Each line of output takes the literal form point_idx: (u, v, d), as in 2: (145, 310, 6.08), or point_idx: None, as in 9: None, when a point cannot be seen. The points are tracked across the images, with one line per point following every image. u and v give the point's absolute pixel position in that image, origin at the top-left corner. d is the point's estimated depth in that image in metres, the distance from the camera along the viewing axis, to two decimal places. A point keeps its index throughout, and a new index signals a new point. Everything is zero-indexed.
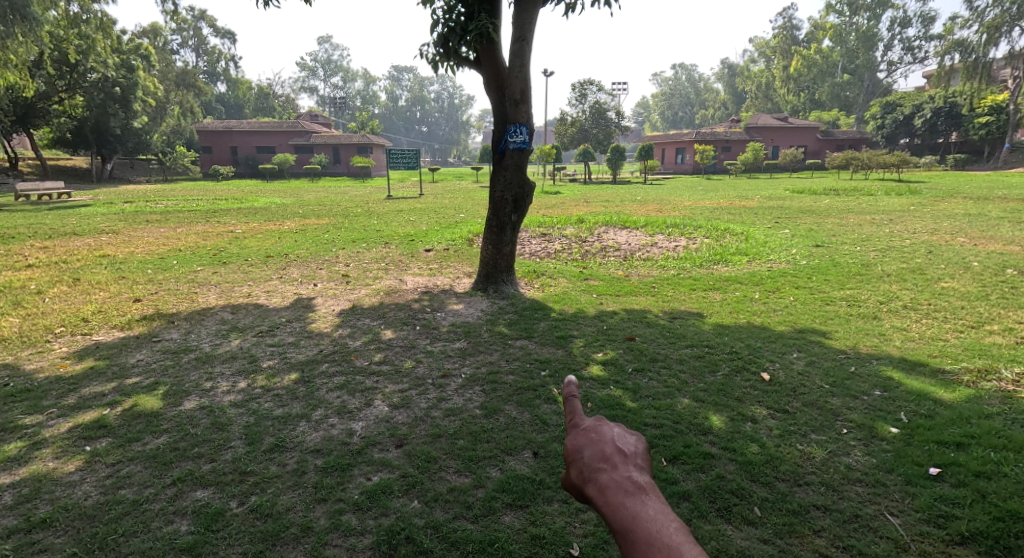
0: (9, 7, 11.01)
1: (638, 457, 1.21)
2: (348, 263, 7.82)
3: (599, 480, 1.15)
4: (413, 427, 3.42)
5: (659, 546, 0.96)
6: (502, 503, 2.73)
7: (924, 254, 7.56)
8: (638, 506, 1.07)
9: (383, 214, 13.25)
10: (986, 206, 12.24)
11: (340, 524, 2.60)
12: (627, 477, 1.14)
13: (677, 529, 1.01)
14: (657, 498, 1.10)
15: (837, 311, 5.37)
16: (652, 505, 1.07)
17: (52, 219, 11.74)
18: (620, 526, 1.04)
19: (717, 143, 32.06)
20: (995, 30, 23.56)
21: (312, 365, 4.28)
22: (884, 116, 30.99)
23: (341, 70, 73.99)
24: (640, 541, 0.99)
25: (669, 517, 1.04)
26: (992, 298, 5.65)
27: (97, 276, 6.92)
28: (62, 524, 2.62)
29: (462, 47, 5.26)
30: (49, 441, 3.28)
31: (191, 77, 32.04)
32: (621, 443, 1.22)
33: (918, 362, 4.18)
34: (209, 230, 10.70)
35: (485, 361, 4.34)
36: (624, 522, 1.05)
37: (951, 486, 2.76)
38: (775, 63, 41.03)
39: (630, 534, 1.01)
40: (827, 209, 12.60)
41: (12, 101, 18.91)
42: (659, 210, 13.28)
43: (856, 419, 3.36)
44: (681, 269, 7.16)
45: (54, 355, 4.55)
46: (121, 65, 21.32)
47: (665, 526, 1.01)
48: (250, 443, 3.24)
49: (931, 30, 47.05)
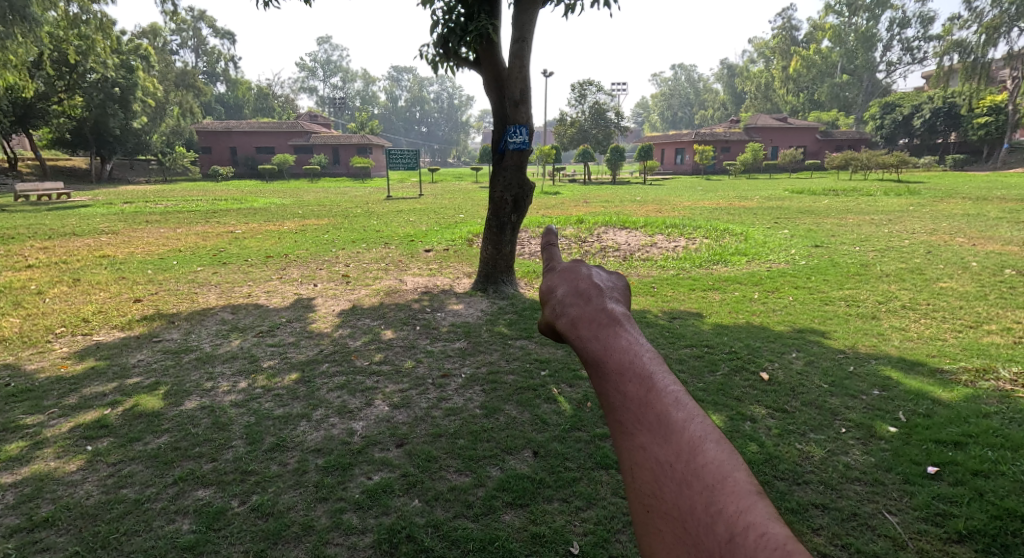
0: (9, 7, 11.01)
1: (618, 296, 1.14)
2: (348, 263, 7.85)
3: (575, 317, 1.09)
4: (413, 426, 3.43)
5: (632, 374, 0.90)
6: (503, 502, 2.74)
7: (923, 255, 7.59)
8: (614, 333, 1.00)
9: (383, 214, 13.27)
10: (985, 206, 12.29)
11: (341, 523, 2.61)
12: (604, 309, 1.07)
13: (653, 357, 0.95)
14: (632, 327, 1.03)
15: (836, 311, 5.39)
16: (629, 333, 1.00)
17: (51, 219, 11.75)
18: (593, 355, 0.98)
19: (716, 143, 32.09)
20: (994, 30, 23.61)
21: (312, 365, 4.29)
22: (883, 117, 31.03)
23: (340, 71, 74.00)
24: (612, 369, 0.93)
25: (646, 345, 0.97)
26: (991, 298, 5.66)
27: (97, 276, 6.93)
28: (63, 523, 2.62)
29: (462, 48, 5.28)
30: (49, 441, 3.29)
31: (192, 77, 32.10)
32: (601, 286, 1.15)
33: (916, 361, 4.20)
34: (209, 231, 10.71)
35: (485, 360, 4.36)
36: (596, 350, 0.99)
37: (948, 484, 2.77)
38: (775, 64, 41.10)
39: (603, 362, 0.95)
40: (827, 210, 12.62)
41: (12, 102, 18.91)
42: (658, 211, 13.30)
43: (854, 419, 3.37)
44: (680, 269, 7.18)
45: (54, 356, 4.56)
46: (120, 65, 21.32)
47: (640, 354, 0.95)
48: (251, 443, 3.25)
49: (930, 31, 47.12)
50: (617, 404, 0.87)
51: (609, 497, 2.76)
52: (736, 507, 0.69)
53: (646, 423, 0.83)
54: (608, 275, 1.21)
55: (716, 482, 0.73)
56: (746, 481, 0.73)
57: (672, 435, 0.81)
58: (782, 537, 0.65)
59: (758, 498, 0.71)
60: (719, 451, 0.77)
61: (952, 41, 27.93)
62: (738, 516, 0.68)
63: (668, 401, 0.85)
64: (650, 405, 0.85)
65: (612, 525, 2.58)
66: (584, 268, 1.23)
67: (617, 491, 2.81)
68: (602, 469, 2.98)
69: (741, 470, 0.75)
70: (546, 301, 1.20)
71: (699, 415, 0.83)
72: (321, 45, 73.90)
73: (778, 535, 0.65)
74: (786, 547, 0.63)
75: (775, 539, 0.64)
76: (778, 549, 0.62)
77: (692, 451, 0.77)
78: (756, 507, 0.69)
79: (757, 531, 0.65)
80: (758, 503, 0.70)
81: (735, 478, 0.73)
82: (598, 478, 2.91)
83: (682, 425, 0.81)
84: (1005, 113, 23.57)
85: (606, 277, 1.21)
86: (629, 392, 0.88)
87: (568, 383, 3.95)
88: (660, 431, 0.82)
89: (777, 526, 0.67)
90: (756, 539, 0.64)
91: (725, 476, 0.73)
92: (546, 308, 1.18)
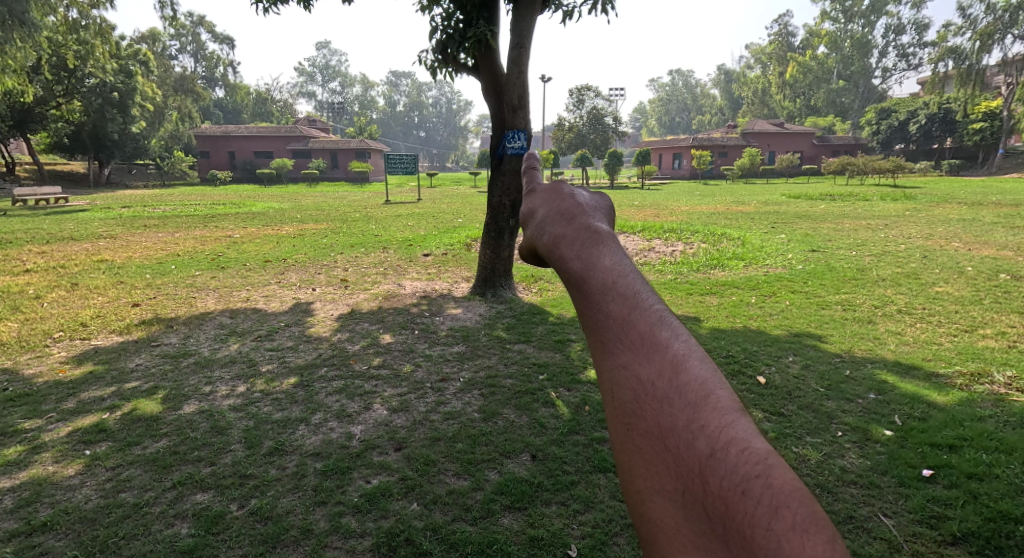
0: (9, 12, 10.98)
1: (602, 219, 1.18)
2: (347, 267, 7.85)
3: (560, 238, 1.13)
4: (412, 430, 3.44)
5: (615, 294, 0.95)
6: (501, 505, 2.75)
7: (919, 259, 7.64)
8: (598, 254, 1.04)
9: (381, 219, 13.29)
10: (981, 212, 12.37)
11: (340, 527, 2.62)
12: (589, 232, 1.10)
13: (639, 277, 0.99)
14: (617, 246, 1.07)
15: (832, 315, 5.41)
16: (611, 253, 1.04)
17: (49, 223, 11.74)
18: (576, 274, 1.02)
19: (714, 148, 32.13)
20: (988, 37, 23.92)
21: (311, 370, 4.30)
22: (879, 122, 31.29)
23: (339, 75, 74.15)
24: (595, 289, 0.97)
25: (628, 265, 1.01)
26: (985, 301, 5.71)
27: (96, 281, 6.93)
28: (62, 527, 2.62)
29: (460, 54, 5.34)
30: (48, 445, 3.29)
31: (190, 82, 32.63)
32: (584, 210, 1.19)
33: (912, 366, 4.23)
34: (207, 235, 10.70)
35: (483, 365, 4.37)
36: (579, 269, 1.03)
37: (942, 487, 2.79)
38: (772, 69, 41.35)
39: (586, 281, 0.99)
40: (823, 214, 12.70)
41: (11, 106, 18.99)
42: (655, 216, 13.33)
43: (851, 422, 3.40)
44: (678, 273, 7.21)
45: (53, 360, 4.57)
46: (120, 70, 21.56)
47: (624, 275, 0.98)
48: (250, 447, 3.26)
49: (924, 38, 47.52)
50: (602, 324, 0.92)
51: (606, 501, 2.78)
52: (718, 422, 0.74)
53: (630, 344, 0.89)
54: (593, 202, 1.25)
55: (698, 398, 0.78)
56: (729, 398, 0.79)
57: (656, 353, 0.86)
58: (765, 452, 0.71)
59: (741, 414, 0.77)
60: (704, 370, 0.82)
61: (947, 47, 28.24)
62: (719, 431, 0.73)
63: (653, 320, 0.91)
64: (632, 325, 0.91)
65: (609, 528, 2.59)
66: (570, 194, 1.27)
67: (614, 495, 2.82)
68: (600, 472, 3.00)
69: (724, 390, 0.80)
70: (534, 226, 1.26)
71: (684, 335, 0.89)
72: (320, 51, 74.13)
73: (759, 448, 0.71)
74: (767, 459, 0.69)
75: (756, 454, 0.70)
76: (758, 462, 0.68)
77: (675, 369, 0.83)
78: (738, 422, 0.75)
79: (739, 445, 0.71)
80: (739, 419, 0.76)
81: (717, 396, 0.78)
82: (596, 482, 2.92)
83: (666, 344, 0.87)
84: (1000, 119, 23.96)
85: (588, 201, 1.26)
86: (613, 312, 0.93)
87: (566, 387, 3.98)
88: (644, 350, 0.87)
89: (758, 440, 0.73)
90: (737, 453, 0.70)
91: (708, 394, 0.78)
92: (533, 233, 1.24)
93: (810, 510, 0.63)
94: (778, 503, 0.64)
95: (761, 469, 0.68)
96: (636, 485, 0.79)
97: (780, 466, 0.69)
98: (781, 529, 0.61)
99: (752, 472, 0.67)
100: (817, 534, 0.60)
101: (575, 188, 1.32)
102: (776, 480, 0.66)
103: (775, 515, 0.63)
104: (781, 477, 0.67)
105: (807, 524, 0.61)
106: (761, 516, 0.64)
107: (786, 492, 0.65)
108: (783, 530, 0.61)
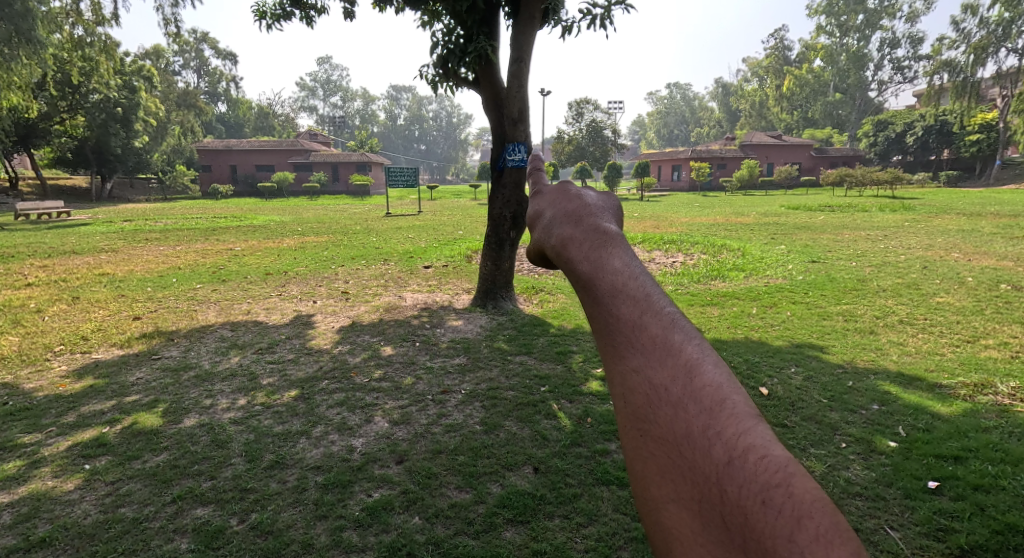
0: (15, 31, 11.08)
1: (610, 220, 1.19)
2: (348, 279, 7.89)
3: (568, 240, 1.14)
4: (413, 443, 3.43)
5: (625, 296, 0.95)
6: (503, 519, 2.73)
7: (919, 270, 7.61)
8: (607, 255, 1.04)
9: (381, 231, 13.30)
10: (980, 222, 12.35)
11: (341, 541, 2.60)
12: (597, 233, 1.11)
13: (648, 278, 0.99)
14: (626, 247, 1.07)
15: (834, 326, 5.40)
16: (619, 254, 1.04)
17: (51, 237, 11.80)
18: (584, 276, 1.03)
19: (712, 160, 32.19)
20: (982, 50, 24.19)
21: (312, 383, 4.28)
22: (877, 134, 31.42)
23: (340, 90, 74.37)
24: (605, 290, 0.97)
25: (637, 267, 1.01)
26: (987, 312, 5.70)
27: (97, 294, 6.94)
28: (61, 543, 2.60)
29: (460, 69, 5.42)
30: (47, 460, 3.27)
31: (193, 97, 32.83)
32: (591, 211, 1.20)
33: (915, 377, 4.20)
34: (209, 248, 10.71)
35: (484, 377, 4.36)
36: (588, 271, 1.03)
37: (949, 499, 2.77)
38: (769, 82, 41.71)
39: (595, 284, 1.00)
40: (822, 225, 12.73)
41: (15, 122, 19.14)
42: (656, 228, 13.28)
43: (855, 433, 3.38)
44: (679, 284, 7.23)
45: (53, 375, 4.54)
46: (124, 85, 21.60)
47: (634, 277, 0.99)
48: (250, 460, 3.24)
49: (920, 51, 47.86)
50: (613, 327, 0.92)
51: (609, 514, 2.75)
52: (735, 428, 0.75)
53: (642, 347, 0.89)
54: (600, 202, 1.26)
55: (714, 404, 0.78)
56: (744, 403, 0.79)
57: (670, 357, 0.86)
58: (783, 459, 0.71)
59: (757, 420, 0.77)
60: (718, 374, 0.82)
61: (943, 60, 28.54)
62: (737, 439, 0.73)
63: (666, 323, 0.91)
64: (644, 329, 0.90)
65: (614, 541, 2.57)
66: (577, 194, 1.28)
67: (618, 507, 2.80)
68: (602, 485, 2.98)
69: (739, 396, 0.80)
70: (541, 228, 1.27)
71: (699, 343, 0.88)
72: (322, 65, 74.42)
73: (777, 455, 0.71)
74: (786, 468, 0.69)
75: (776, 461, 0.70)
76: (778, 472, 0.68)
77: (689, 374, 0.83)
78: (755, 428, 0.75)
79: (759, 453, 0.71)
80: (757, 426, 0.75)
81: (733, 402, 0.78)
82: (599, 494, 2.90)
83: (680, 348, 0.87)
84: (997, 131, 24.20)
85: (595, 201, 1.27)
86: (625, 313, 0.93)
87: (568, 399, 3.97)
88: (657, 354, 0.87)
89: (777, 446, 0.73)
90: (755, 461, 0.70)
91: (722, 399, 0.79)
92: (541, 235, 1.25)
93: (834, 520, 0.63)
94: (801, 512, 0.64)
95: (782, 479, 0.68)
96: (652, 493, 0.80)
97: (800, 474, 0.69)
98: (804, 541, 0.61)
99: (771, 479, 0.68)
100: (844, 546, 0.59)
101: (581, 188, 1.33)
102: (796, 489, 0.67)
103: (798, 526, 0.63)
104: (803, 486, 0.67)
105: (831, 535, 0.61)
106: (781, 526, 0.64)
107: (807, 502, 0.65)
108: (806, 543, 0.61)
